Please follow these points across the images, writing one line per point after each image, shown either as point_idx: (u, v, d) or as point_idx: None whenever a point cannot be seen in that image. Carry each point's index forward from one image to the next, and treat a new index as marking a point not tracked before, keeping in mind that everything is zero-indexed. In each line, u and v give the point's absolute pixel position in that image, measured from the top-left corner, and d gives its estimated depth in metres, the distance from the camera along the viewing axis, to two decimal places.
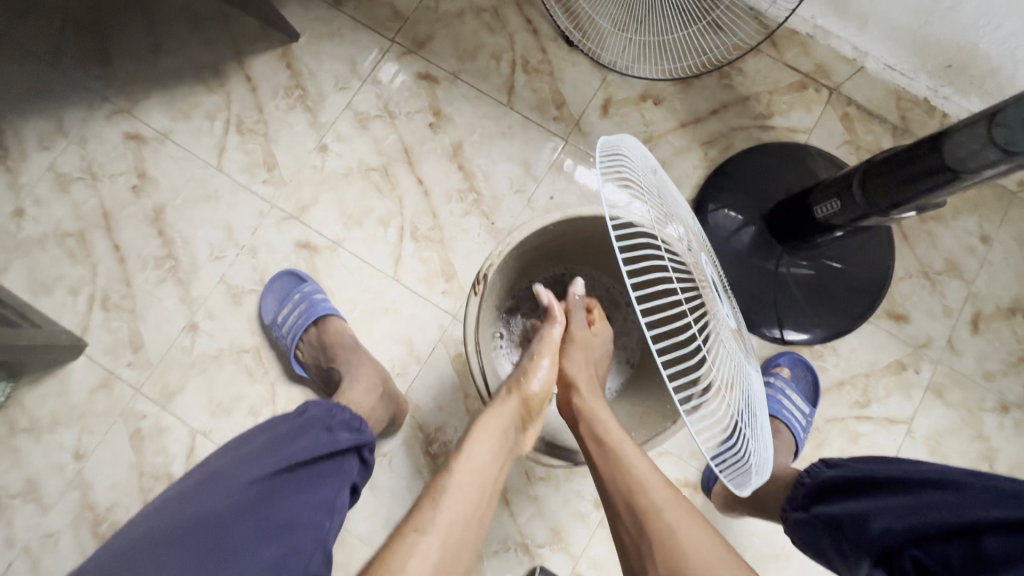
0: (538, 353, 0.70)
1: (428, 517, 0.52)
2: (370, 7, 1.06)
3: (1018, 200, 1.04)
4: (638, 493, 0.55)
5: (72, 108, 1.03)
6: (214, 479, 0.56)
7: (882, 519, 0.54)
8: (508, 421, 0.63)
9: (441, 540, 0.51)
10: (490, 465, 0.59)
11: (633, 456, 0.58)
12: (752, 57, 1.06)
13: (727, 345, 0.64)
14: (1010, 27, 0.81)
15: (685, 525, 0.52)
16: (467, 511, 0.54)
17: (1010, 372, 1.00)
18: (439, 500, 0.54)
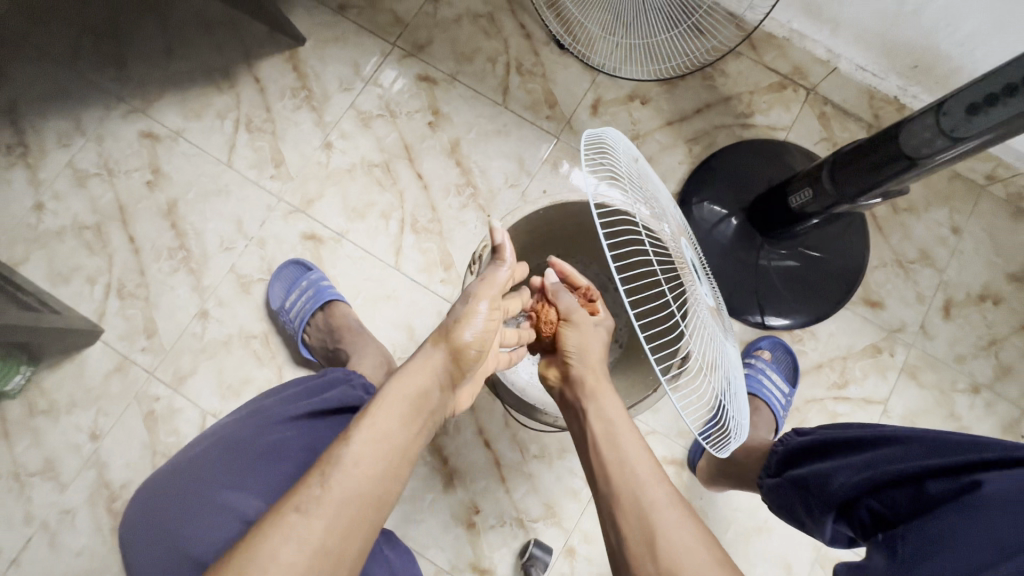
0: (472, 295, 0.64)
1: (315, 494, 0.48)
2: (373, 14, 1.12)
3: (986, 193, 1.10)
4: (632, 486, 0.56)
5: (90, 108, 1.08)
6: (260, 410, 0.63)
7: (842, 476, 0.58)
8: (427, 383, 0.60)
9: (323, 518, 0.47)
10: (395, 433, 0.55)
11: (630, 446, 0.59)
12: (734, 59, 1.12)
13: (704, 320, 0.69)
14: (967, 30, 0.88)
15: (674, 517, 0.53)
16: (361, 486, 0.51)
17: (981, 355, 1.05)
18: (329, 473, 0.50)
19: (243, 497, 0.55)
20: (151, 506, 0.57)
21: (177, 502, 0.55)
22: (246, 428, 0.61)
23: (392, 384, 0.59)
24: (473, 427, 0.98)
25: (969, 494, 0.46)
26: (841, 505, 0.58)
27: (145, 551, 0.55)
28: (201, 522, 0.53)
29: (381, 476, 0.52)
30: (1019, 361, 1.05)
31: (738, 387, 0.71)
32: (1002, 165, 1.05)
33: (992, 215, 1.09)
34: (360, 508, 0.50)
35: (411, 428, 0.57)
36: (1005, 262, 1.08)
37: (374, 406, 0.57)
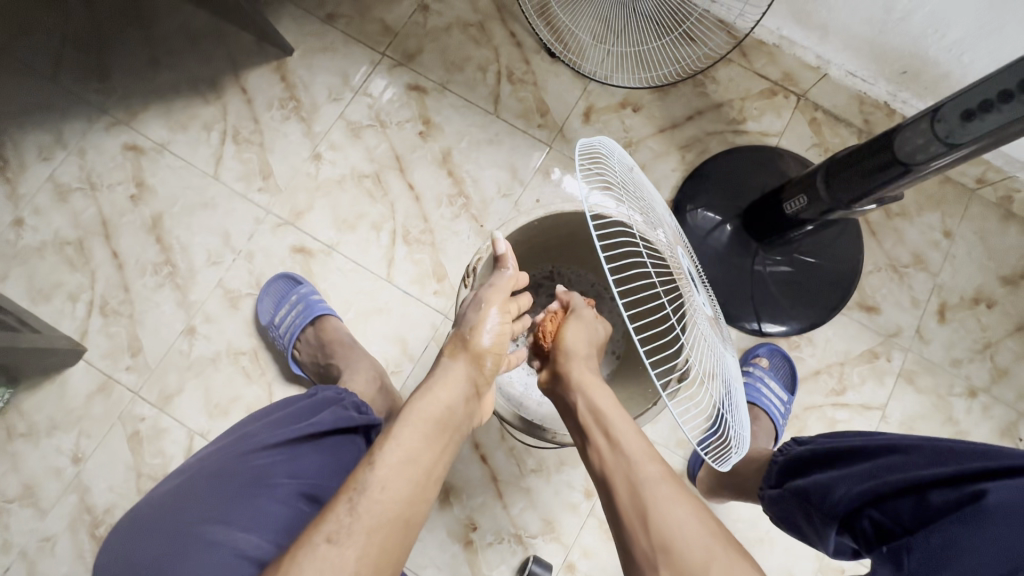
0: (484, 302, 0.65)
1: (344, 523, 0.47)
2: (361, 23, 1.11)
3: (977, 197, 1.10)
4: (623, 467, 0.54)
5: (71, 120, 1.06)
6: (242, 439, 0.60)
7: (844, 486, 0.57)
8: (451, 397, 0.59)
9: (354, 547, 0.47)
10: (421, 453, 0.54)
11: (617, 424, 0.58)
12: (724, 66, 1.12)
13: (705, 332, 0.68)
14: (955, 35, 0.88)
15: (667, 492, 0.52)
16: (388, 511, 0.50)
17: (977, 359, 1.05)
18: (356, 499, 0.49)
19: (236, 530, 0.52)
20: (122, 553, 0.52)
21: (157, 543, 0.51)
22: (230, 457, 0.58)
23: (415, 401, 0.58)
24: (469, 442, 0.96)
25: (972, 503, 0.45)
26: (843, 515, 0.56)
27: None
28: (190, 560, 0.49)
29: (409, 498, 0.51)
30: (1014, 364, 1.05)
31: (738, 393, 0.70)
32: (992, 169, 1.05)
33: (983, 218, 1.10)
34: (390, 533, 0.49)
35: (434, 445, 0.56)
36: (997, 265, 1.08)
37: (398, 425, 0.55)
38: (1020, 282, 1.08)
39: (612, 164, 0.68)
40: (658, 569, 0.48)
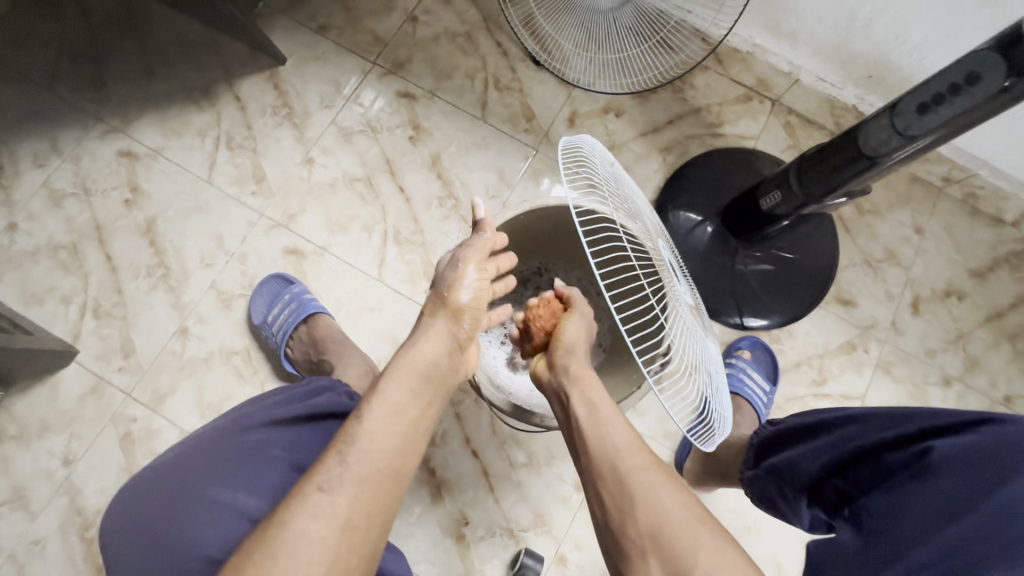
0: (460, 259, 0.67)
1: (335, 473, 0.50)
2: (353, 34, 1.15)
3: (944, 194, 1.15)
4: (601, 445, 0.58)
5: (66, 128, 1.08)
6: (241, 414, 0.62)
7: (811, 459, 0.59)
8: (435, 353, 0.63)
9: (347, 494, 0.49)
10: (408, 406, 0.58)
11: (597, 396, 0.62)
12: (701, 73, 1.17)
13: (686, 318, 0.71)
14: (915, 41, 0.94)
15: (648, 473, 0.54)
16: (378, 460, 0.53)
17: (950, 349, 1.09)
18: (345, 450, 0.52)
19: (236, 492, 0.54)
20: (132, 514, 0.55)
21: (164, 502, 0.54)
22: (231, 429, 0.60)
23: (401, 357, 0.62)
24: (460, 437, 0.98)
25: (921, 463, 0.48)
26: (811, 485, 0.59)
27: (132, 561, 0.53)
28: (197, 519, 0.52)
29: (398, 449, 0.55)
30: (986, 353, 1.09)
31: (720, 382, 0.73)
32: (957, 167, 1.10)
33: (951, 215, 1.15)
34: (380, 482, 0.52)
35: (419, 398, 0.59)
36: (966, 260, 1.13)
37: (383, 381, 0.59)
38: (988, 275, 1.13)
39: (595, 164, 0.71)
40: (647, 553, 0.50)
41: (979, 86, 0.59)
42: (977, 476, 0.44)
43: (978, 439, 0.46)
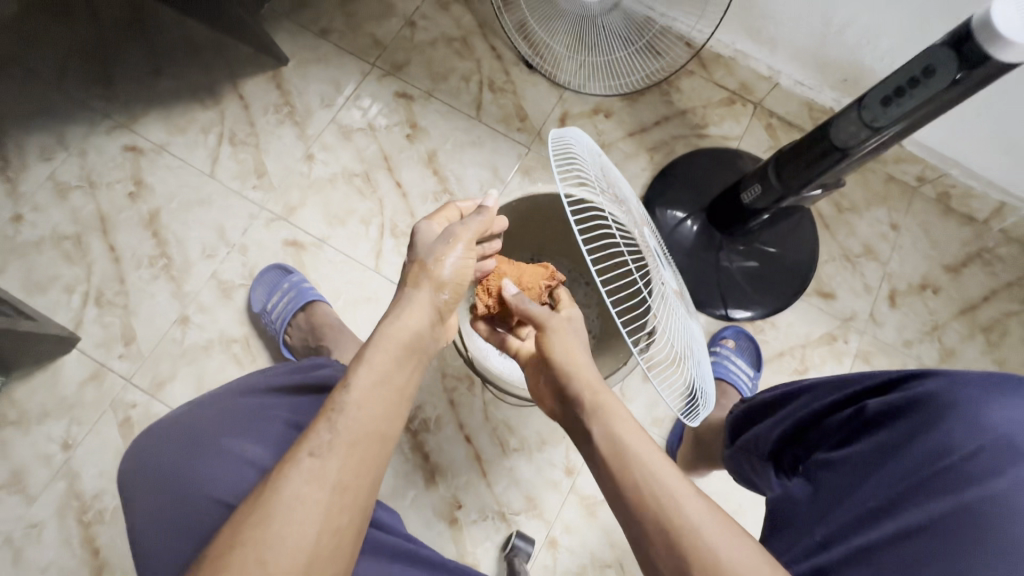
0: (453, 236, 0.65)
1: (326, 439, 0.51)
2: (353, 37, 1.20)
3: (918, 193, 1.21)
4: (621, 453, 0.51)
5: (73, 123, 1.11)
6: (250, 378, 0.68)
7: (770, 428, 0.64)
8: (419, 325, 0.62)
9: (339, 458, 0.51)
10: (394, 374, 0.58)
11: (613, 400, 0.57)
12: (687, 77, 1.23)
13: (672, 304, 0.74)
14: (886, 46, 0.99)
15: (683, 483, 0.48)
16: (366, 425, 0.54)
17: (926, 340, 1.14)
18: (334, 417, 0.53)
19: (246, 443, 0.59)
20: (148, 461, 0.60)
21: (179, 450, 0.59)
22: (241, 391, 0.65)
23: (384, 327, 0.60)
24: (454, 423, 1.01)
25: (869, 417, 0.53)
26: (772, 451, 0.63)
27: (147, 504, 0.57)
28: (205, 464, 0.57)
29: (387, 414, 0.56)
30: (961, 344, 1.14)
31: (703, 361, 0.76)
32: (929, 167, 1.16)
33: (925, 213, 1.20)
34: (369, 446, 0.53)
35: (404, 366, 0.59)
36: (940, 255, 1.18)
37: (368, 351, 0.59)
38: (962, 270, 1.17)
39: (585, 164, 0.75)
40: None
41: (934, 78, 0.64)
42: (914, 423, 0.50)
43: (908, 390, 0.51)
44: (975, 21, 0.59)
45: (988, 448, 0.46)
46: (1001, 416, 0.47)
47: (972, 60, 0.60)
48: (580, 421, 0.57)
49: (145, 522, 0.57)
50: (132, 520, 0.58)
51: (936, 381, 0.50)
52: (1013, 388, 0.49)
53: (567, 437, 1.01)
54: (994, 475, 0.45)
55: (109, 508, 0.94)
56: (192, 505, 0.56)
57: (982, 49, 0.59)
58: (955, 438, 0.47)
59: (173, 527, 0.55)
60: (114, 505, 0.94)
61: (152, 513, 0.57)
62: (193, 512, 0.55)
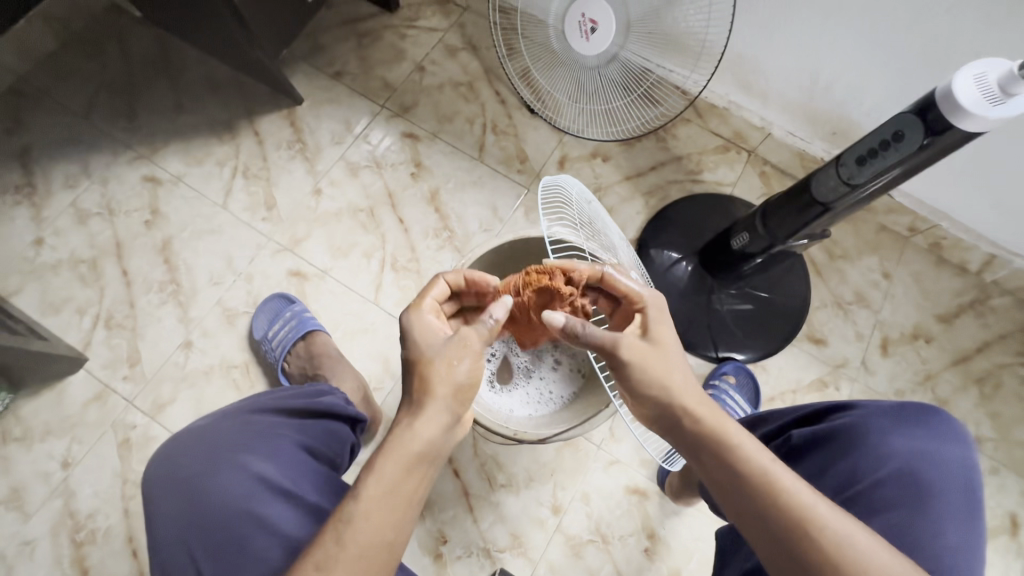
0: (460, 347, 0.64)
1: (333, 543, 0.53)
2: (365, 80, 1.26)
3: (910, 243, 1.22)
4: (765, 489, 0.51)
5: (98, 154, 1.18)
6: (262, 398, 0.74)
7: None
8: (434, 433, 0.60)
9: (349, 562, 0.52)
10: (403, 484, 0.57)
11: (733, 424, 0.57)
12: (683, 124, 1.27)
13: None
14: (871, 102, 1.03)
15: (827, 509, 0.49)
16: (374, 537, 0.54)
17: (918, 390, 1.14)
18: (344, 522, 0.54)
19: (262, 460, 0.65)
20: (169, 470, 0.65)
21: (200, 460, 0.65)
22: (252, 409, 0.71)
23: (399, 430, 0.60)
24: None
25: (793, 446, 0.68)
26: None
27: (170, 511, 0.63)
28: (225, 476, 0.63)
29: (394, 524, 0.55)
30: (954, 395, 1.14)
31: None
32: (919, 218, 1.18)
33: (917, 263, 1.21)
34: (375, 551, 0.53)
35: (416, 471, 0.58)
36: (933, 305, 1.19)
37: (377, 459, 0.58)
38: (954, 321, 1.18)
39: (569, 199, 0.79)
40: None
41: (903, 142, 0.67)
42: (826, 453, 0.65)
43: (836, 423, 0.66)
44: (938, 93, 0.62)
45: (892, 475, 0.60)
46: (901, 447, 0.62)
47: (936, 127, 0.64)
48: (703, 437, 0.57)
49: (168, 527, 0.62)
50: (153, 524, 0.63)
51: (856, 416, 0.65)
52: (909, 421, 0.64)
53: (555, 475, 1.02)
54: (895, 501, 0.59)
55: (101, 528, 0.97)
56: (214, 515, 0.61)
57: (944, 118, 0.62)
58: (866, 467, 0.61)
59: (190, 528, 0.62)
60: (106, 525, 0.97)
61: (170, 512, 0.63)
62: (217, 521, 0.61)
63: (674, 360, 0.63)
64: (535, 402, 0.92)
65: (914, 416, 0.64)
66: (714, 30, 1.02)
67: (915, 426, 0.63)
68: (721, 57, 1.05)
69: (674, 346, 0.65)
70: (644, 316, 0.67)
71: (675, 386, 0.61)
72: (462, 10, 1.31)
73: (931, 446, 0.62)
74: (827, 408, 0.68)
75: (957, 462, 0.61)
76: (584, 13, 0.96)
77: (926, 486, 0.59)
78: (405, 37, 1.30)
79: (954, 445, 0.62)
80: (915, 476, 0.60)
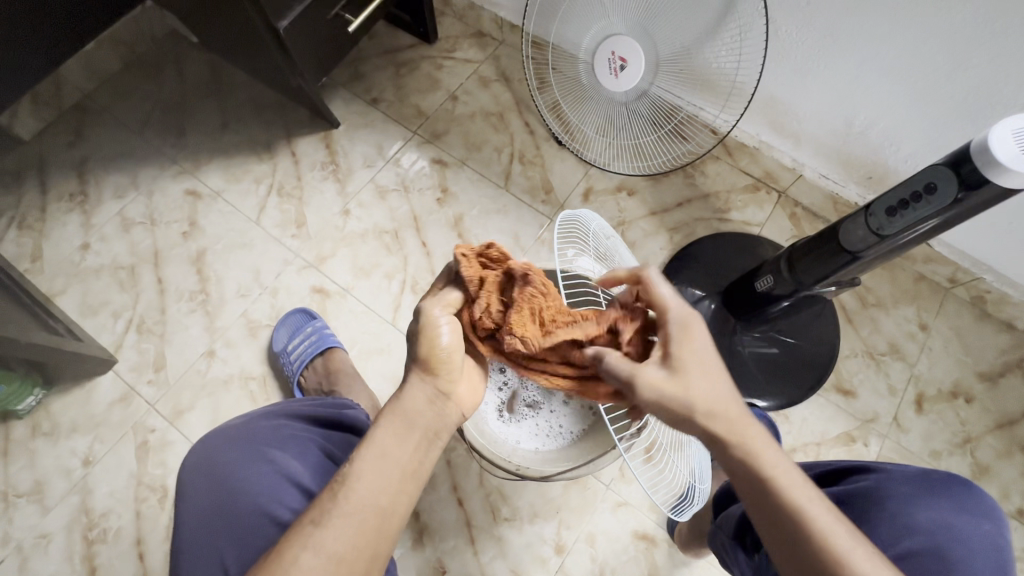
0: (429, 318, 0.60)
1: (326, 508, 0.52)
2: (400, 107, 1.31)
3: (951, 295, 1.16)
4: (804, 537, 0.49)
5: (147, 167, 1.25)
6: (292, 403, 0.74)
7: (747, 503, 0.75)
8: (425, 401, 0.59)
9: (340, 530, 0.51)
10: (394, 448, 0.56)
11: (774, 453, 0.53)
12: (712, 162, 1.26)
13: None
14: (908, 148, 0.99)
15: (869, 560, 0.47)
16: (367, 499, 0.53)
17: (956, 453, 1.07)
18: (337, 491, 0.53)
19: (291, 459, 0.65)
20: (202, 459, 0.65)
21: (232, 450, 0.65)
22: (284, 411, 0.72)
23: (391, 405, 0.59)
24: (448, 483, 1.01)
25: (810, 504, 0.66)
26: (737, 530, 0.70)
27: (197, 499, 0.63)
28: (255, 469, 0.63)
29: (387, 490, 0.54)
30: (997, 462, 1.06)
31: (698, 456, 0.79)
32: (961, 270, 1.11)
33: (958, 316, 1.15)
34: (364, 519, 0.52)
35: (408, 444, 0.56)
36: (975, 361, 1.12)
37: (374, 426, 0.57)
38: (999, 380, 1.11)
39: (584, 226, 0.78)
40: None
41: (935, 195, 0.65)
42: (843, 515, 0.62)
43: (856, 485, 0.63)
44: (973, 146, 0.60)
45: (914, 550, 0.56)
46: (924, 518, 0.57)
47: (971, 182, 0.62)
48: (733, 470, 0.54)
49: (192, 516, 0.62)
50: (179, 511, 0.63)
51: (875, 480, 0.62)
52: (934, 490, 0.59)
53: (560, 512, 0.99)
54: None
55: (112, 528, 0.99)
56: (241, 509, 0.61)
57: (979, 172, 0.60)
58: (885, 537, 0.58)
59: (216, 520, 0.61)
60: (117, 526, 1.00)
61: (199, 500, 0.63)
62: (242, 515, 0.61)
63: (708, 381, 0.55)
64: (543, 436, 0.89)
65: (940, 484, 0.60)
66: (744, 71, 1.00)
67: (941, 495, 0.59)
68: (750, 99, 1.02)
69: (711, 363, 0.56)
70: (681, 329, 0.57)
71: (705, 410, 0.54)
72: (498, 43, 1.35)
73: (957, 519, 0.57)
74: (853, 468, 0.66)
75: (985, 539, 0.57)
76: (613, 51, 0.97)
77: (949, 563, 0.55)
78: (441, 67, 1.34)
79: (983, 520, 0.58)
80: (938, 551, 0.56)
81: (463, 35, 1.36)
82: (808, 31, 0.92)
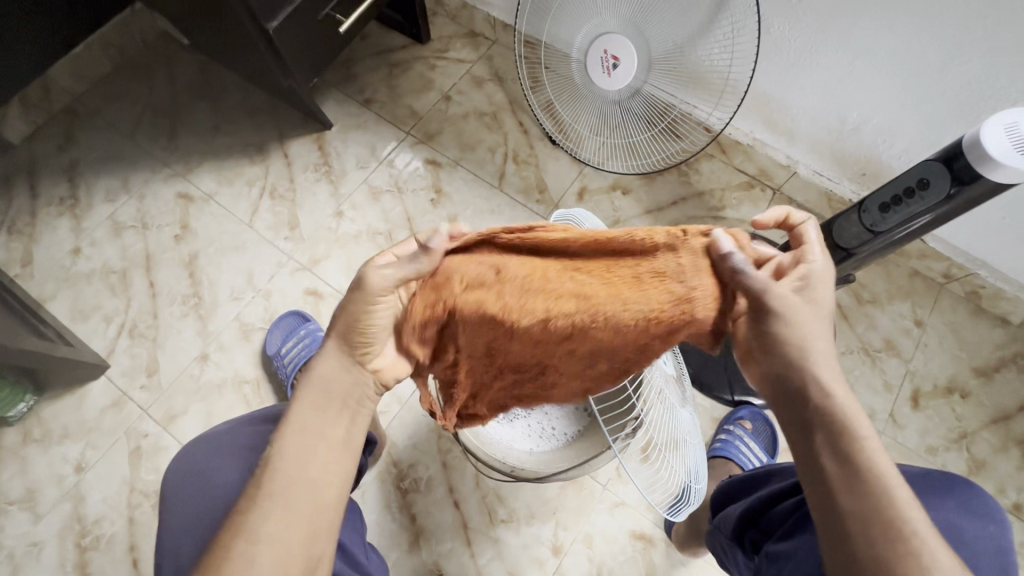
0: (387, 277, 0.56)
1: (252, 494, 0.52)
2: (393, 108, 1.30)
3: (946, 290, 1.16)
4: (876, 498, 0.44)
5: (138, 171, 1.24)
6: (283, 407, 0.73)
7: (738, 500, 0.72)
8: (337, 370, 0.59)
9: (268, 513, 0.50)
10: (321, 423, 0.56)
11: (864, 417, 0.48)
12: (706, 160, 1.26)
13: (661, 401, 0.75)
14: (901, 144, 0.99)
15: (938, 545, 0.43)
16: (297, 476, 0.52)
17: (953, 448, 1.07)
18: (267, 478, 0.52)
19: None
20: (189, 466, 0.65)
21: (219, 457, 0.65)
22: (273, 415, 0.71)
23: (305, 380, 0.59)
24: (444, 485, 1.00)
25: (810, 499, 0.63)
26: (735, 531, 0.69)
27: (181, 506, 0.62)
28: (240, 476, 0.63)
29: (323, 460, 0.54)
30: (993, 456, 1.06)
31: (696, 454, 0.77)
32: (955, 265, 1.11)
33: (953, 312, 1.15)
34: (300, 494, 0.52)
35: (330, 415, 0.57)
36: (970, 357, 1.12)
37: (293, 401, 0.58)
38: (994, 374, 1.11)
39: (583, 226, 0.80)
40: None
41: (929, 190, 0.66)
42: None
43: None
44: (965, 141, 0.60)
45: None
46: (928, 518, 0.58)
47: (963, 178, 0.62)
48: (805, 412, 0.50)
49: (177, 525, 0.62)
50: (165, 520, 0.63)
51: None
52: (940, 493, 0.60)
53: (558, 513, 0.99)
54: None
55: (105, 534, 0.98)
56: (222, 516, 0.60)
57: (972, 167, 0.60)
58: None
59: (199, 528, 0.60)
60: (110, 532, 0.99)
61: (182, 509, 0.62)
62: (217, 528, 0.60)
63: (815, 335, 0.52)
64: (538, 437, 0.89)
65: (946, 487, 0.60)
66: (737, 69, 1.00)
67: (946, 497, 0.59)
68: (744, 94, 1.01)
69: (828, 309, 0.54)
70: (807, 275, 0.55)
71: (798, 356, 0.51)
72: (491, 43, 1.35)
73: (963, 521, 0.57)
74: None
75: (990, 540, 0.56)
76: (605, 49, 0.97)
77: None
78: (434, 68, 1.34)
79: (988, 523, 0.57)
80: None
81: (456, 36, 1.36)
82: (805, 23, 0.91)
